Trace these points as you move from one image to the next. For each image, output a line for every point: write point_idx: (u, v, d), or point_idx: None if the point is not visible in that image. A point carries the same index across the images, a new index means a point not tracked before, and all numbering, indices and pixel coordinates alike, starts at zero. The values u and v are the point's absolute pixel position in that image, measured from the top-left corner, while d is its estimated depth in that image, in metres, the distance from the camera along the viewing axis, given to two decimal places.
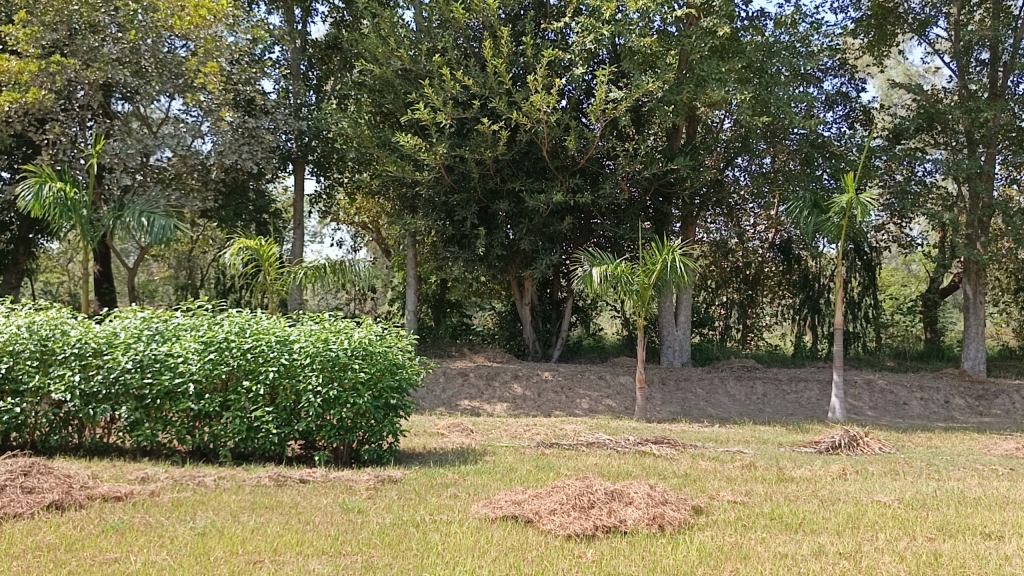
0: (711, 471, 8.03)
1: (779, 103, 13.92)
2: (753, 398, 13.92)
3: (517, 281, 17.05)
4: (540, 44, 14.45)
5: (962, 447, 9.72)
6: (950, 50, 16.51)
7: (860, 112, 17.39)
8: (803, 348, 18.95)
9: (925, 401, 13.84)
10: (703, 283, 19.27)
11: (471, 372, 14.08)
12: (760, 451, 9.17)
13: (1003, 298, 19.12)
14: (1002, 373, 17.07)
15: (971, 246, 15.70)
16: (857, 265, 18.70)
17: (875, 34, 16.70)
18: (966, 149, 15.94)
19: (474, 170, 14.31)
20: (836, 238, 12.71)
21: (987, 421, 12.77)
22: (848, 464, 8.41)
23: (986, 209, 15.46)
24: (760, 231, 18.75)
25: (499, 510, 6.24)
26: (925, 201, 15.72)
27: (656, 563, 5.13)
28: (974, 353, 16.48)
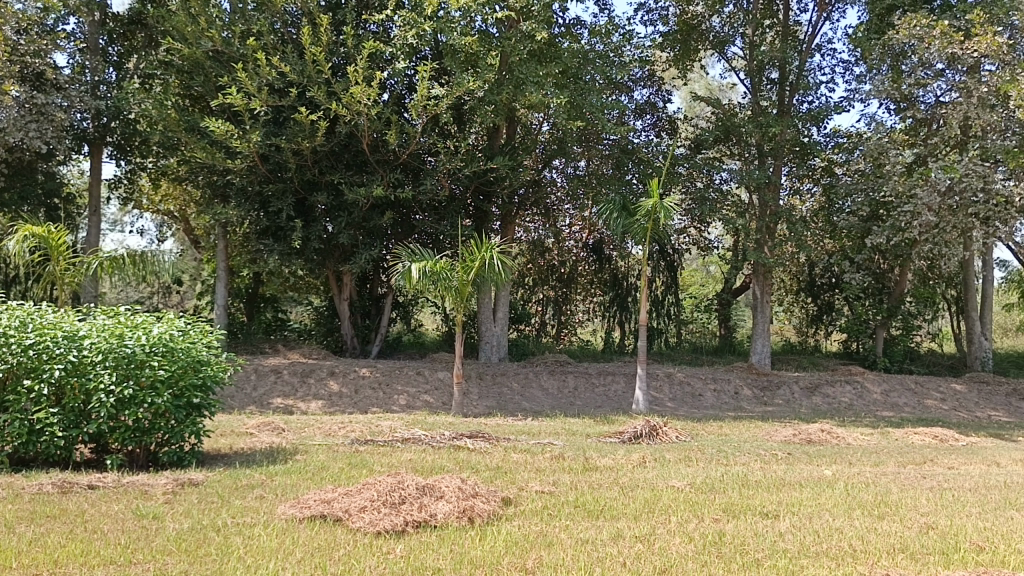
0: (522, 462, 8.25)
1: (593, 108, 14.50)
2: (565, 391, 14.42)
3: (336, 275, 16.72)
4: (362, 36, 14.23)
5: (748, 435, 10.58)
6: (745, 68, 17.88)
7: (666, 121, 18.50)
8: (612, 343, 19.92)
9: (718, 392, 14.92)
10: (521, 281, 19.75)
11: (285, 369, 13.66)
12: (569, 442, 9.53)
13: (786, 298, 20.98)
14: (785, 366, 18.71)
15: (759, 249, 17.09)
16: (662, 266, 19.89)
17: (681, 48, 17.79)
18: (756, 160, 17.53)
19: (291, 160, 13.89)
20: (642, 240, 13.42)
21: (770, 410, 13.96)
22: (647, 452, 8.92)
23: (773, 216, 16.87)
24: (575, 231, 19.50)
25: (307, 510, 6.09)
26: (722, 207, 16.95)
27: (463, 556, 5.20)
28: (761, 348, 17.90)
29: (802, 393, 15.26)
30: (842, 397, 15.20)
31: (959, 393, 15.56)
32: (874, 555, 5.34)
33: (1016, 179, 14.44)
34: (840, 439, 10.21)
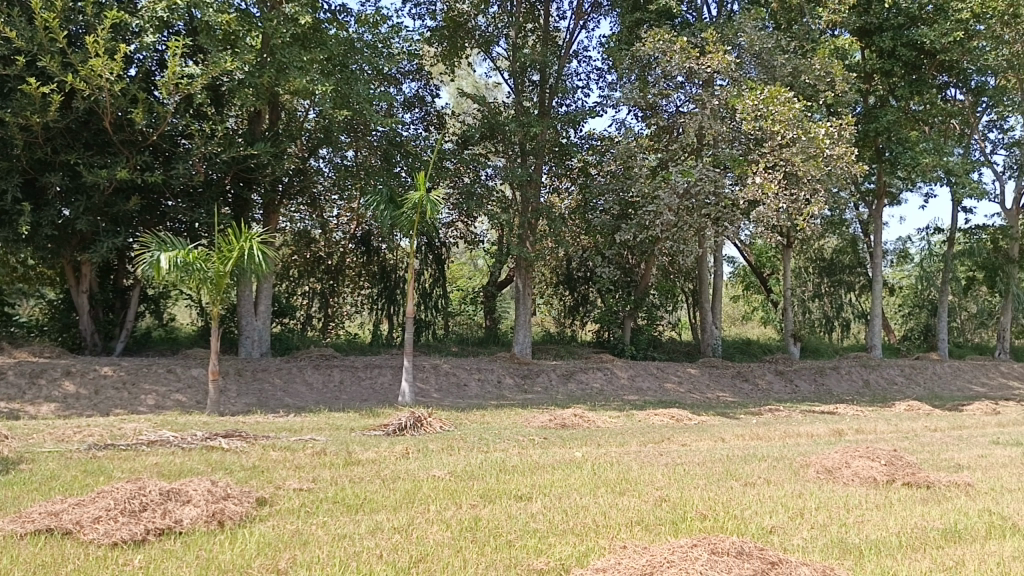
0: (280, 460, 7.96)
1: (359, 98, 14.34)
2: (330, 385, 14.15)
3: (72, 265, 15.36)
4: (104, 4, 13.01)
5: (508, 422, 10.98)
6: (508, 68, 18.49)
7: (434, 116, 18.72)
8: (381, 336, 19.60)
9: (482, 381, 15.35)
10: (285, 273, 19.14)
11: (10, 370, 12.23)
12: (331, 437, 9.35)
13: (547, 291, 22.01)
14: (545, 354, 19.62)
15: (522, 244, 17.77)
16: (430, 258, 20.28)
17: (448, 44, 18.07)
18: (518, 158, 18.12)
19: (18, 137, 12.42)
20: (409, 232, 13.46)
21: (530, 398, 14.58)
22: (410, 443, 8.98)
23: (534, 213, 17.63)
24: (343, 222, 19.24)
25: (29, 524, 5.47)
26: (488, 203, 17.45)
27: (210, 561, 4.94)
28: (524, 338, 18.58)
29: (559, 380, 16.07)
30: (594, 382, 16.20)
31: (694, 376, 17.17)
32: (613, 529, 5.75)
33: (741, 185, 16.13)
34: (591, 422, 10.90)
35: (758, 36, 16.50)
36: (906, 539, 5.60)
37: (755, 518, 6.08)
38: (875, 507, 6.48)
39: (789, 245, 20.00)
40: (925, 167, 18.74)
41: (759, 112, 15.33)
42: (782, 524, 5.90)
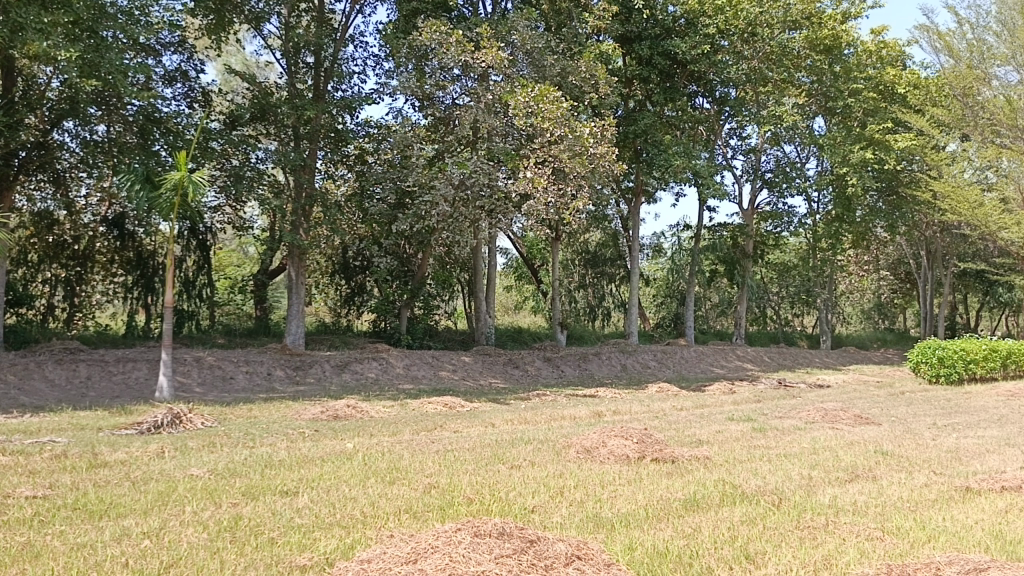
0: (10, 466, 7.13)
1: (112, 68, 13.22)
2: (75, 381, 12.90)
3: None
4: None
5: (276, 415, 10.59)
6: (281, 48, 17.82)
7: (198, 93, 17.50)
8: (136, 327, 18.21)
9: (250, 373, 14.70)
10: (21, 257, 17.27)
11: None
12: (75, 438, 8.53)
13: (321, 280, 21.53)
14: (318, 345, 19.14)
15: (295, 232, 17.26)
16: (193, 244, 19.26)
17: (214, 17, 16.92)
18: (292, 142, 17.41)
19: None
20: (168, 215, 12.59)
21: (301, 390, 14.17)
22: (167, 442, 8.40)
23: (308, 199, 17.17)
24: (92, 203, 17.76)
25: None
26: (258, 187, 16.81)
27: None
28: (296, 329, 17.97)
29: (333, 371, 15.72)
30: (369, 372, 16.02)
31: (467, 364, 17.54)
32: (380, 519, 5.72)
33: (514, 178, 16.68)
34: (363, 413, 10.80)
35: (529, 35, 17.12)
36: (652, 510, 6.08)
37: (518, 499, 6.32)
38: (627, 483, 6.97)
39: (558, 238, 20.96)
40: (676, 168, 20.47)
41: (530, 109, 16.03)
42: (543, 503, 6.18)
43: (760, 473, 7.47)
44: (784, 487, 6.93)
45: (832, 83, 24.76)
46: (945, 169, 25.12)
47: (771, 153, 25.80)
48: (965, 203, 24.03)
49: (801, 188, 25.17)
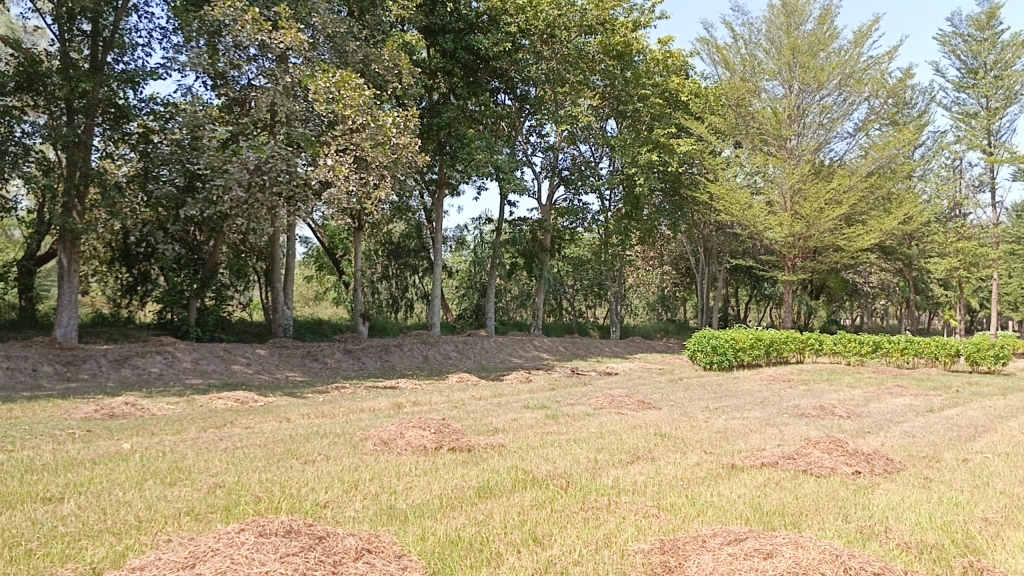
0: None
1: None
2: None
3: None
4: None
5: (42, 415, 9.62)
6: (52, 13, 16.21)
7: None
8: None
9: (11, 370, 13.23)
10: None
11: None
12: None
13: (99, 268, 19.91)
14: (94, 338, 17.60)
15: (67, 215, 15.91)
16: None
17: None
18: (64, 116, 16.02)
19: None
20: None
21: (73, 387, 12.97)
22: None
23: (83, 179, 15.77)
24: None
25: None
26: (23, 164, 15.38)
27: None
28: (67, 321, 16.39)
29: (110, 366, 14.52)
30: (153, 367, 14.96)
31: (262, 357, 16.86)
32: (158, 523, 5.36)
33: (313, 165, 16.24)
34: (144, 411, 10.09)
35: (331, 20, 16.66)
36: (446, 499, 6.14)
37: (310, 495, 6.16)
38: (423, 473, 6.99)
39: (360, 228, 20.64)
40: (478, 162, 20.76)
41: (330, 95, 15.66)
42: (335, 498, 6.06)
43: (551, 459, 7.76)
44: (572, 471, 7.25)
45: (623, 88, 25.84)
46: (721, 172, 27.31)
47: (567, 152, 26.91)
48: (736, 205, 26.61)
49: (594, 185, 26.40)
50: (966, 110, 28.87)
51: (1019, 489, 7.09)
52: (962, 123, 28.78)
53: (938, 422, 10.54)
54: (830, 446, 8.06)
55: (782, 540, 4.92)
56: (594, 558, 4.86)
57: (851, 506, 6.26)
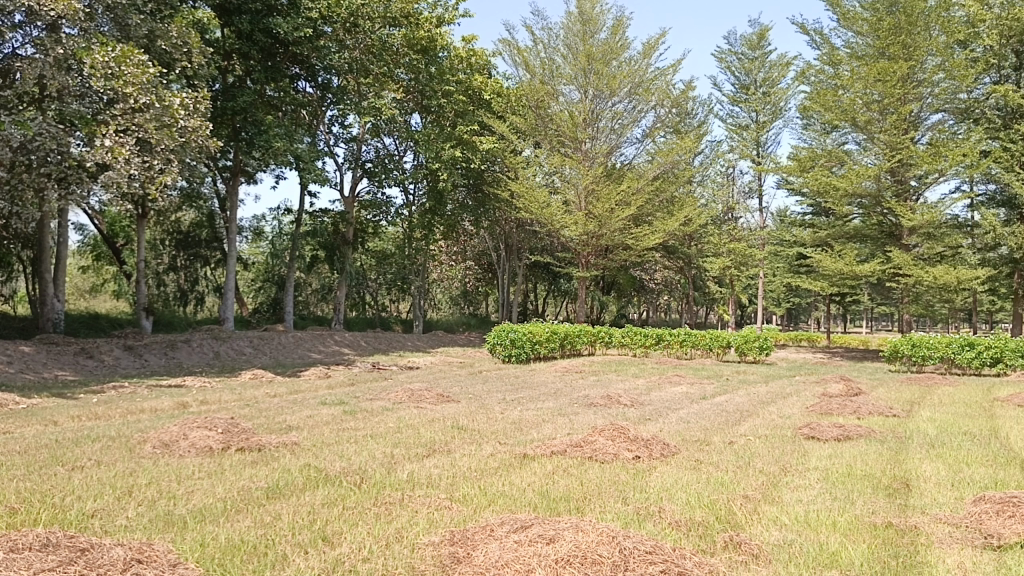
0: None
1: None
2: None
3: None
4: None
5: None
6: None
7: None
8: None
9: None
10: None
11: None
12: None
13: None
14: None
15: None
16: None
17: None
18: None
19: None
20: None
21: None
22: None
23: None
24: None
25: None
26: None
27: None
28: None
29: None
30: None
31: (27, 355, 15.27)
32: None
33: (89, 145, 14.91)
34: None
35: None
36: (231, 502, 5.88)
37: (76, 504, 5.66)
38: (207, 476, 6.64)
39: (144, 216, 19.31)
40: (277, 150, 19.85)
41: (110, 70, 14.42)
42: (105, 506, 5.62)
43: (346, 455, 7.65)
44: (367, 466, 7.19)
45: (428, 82, 26.13)
46: (521, 171, 28.08)
47: (371, 144, 26.72)
48: (535, 203, 27.35)
49: (398, 179, 26.23)
50: (739, 123, 31.49)
51: (773, 467, 7.88)
52: (736, 134, 31.35)
53: (710, 408, 11.50)
54: (613, 433, 8.56)
55: (564, 525, 5.14)
56: (383, 554, 4.84)
57: (630, 489, 6.67)
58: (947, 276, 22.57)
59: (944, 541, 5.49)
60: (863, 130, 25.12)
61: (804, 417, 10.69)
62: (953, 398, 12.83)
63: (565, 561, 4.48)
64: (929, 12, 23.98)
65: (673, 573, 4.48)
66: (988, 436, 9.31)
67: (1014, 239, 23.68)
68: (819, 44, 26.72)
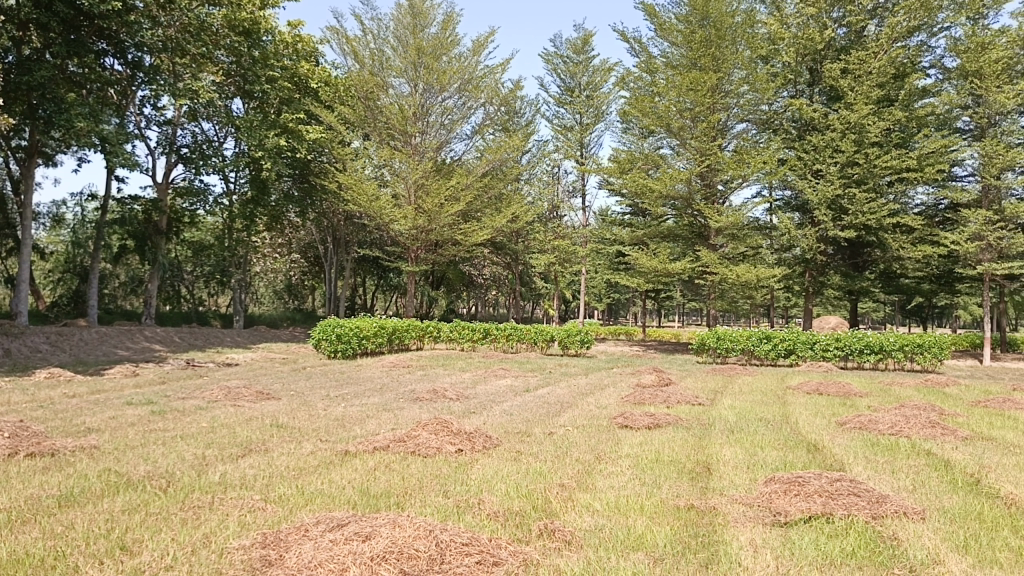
0: None
1: None
2: None
3: None
4: None
5: None
6: None
7: None
8: None
9: None
10: None
11: None
12: None
13: None
14: None
15: None
16: None
17: None
18: None
19: None
20: None
21: None
22: None
23: None
24: None
25: None
26: None
27: None
28: None
29: None
30: None
31: None
32: None
33: None
34: None
35: None
36: (16, 513, 5.37)
37: None
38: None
39: None
40: (80, 130, 18.34)
41: None
42: None
43: (152, 458, 7.20)
44: (175, 469, 6.81)
45: (250, 66, 24.99)
46: (349, 163, 27.57)
47: (188, 128, 25.60)
48: (364, 195, 26.66)
49: (217, 166, 24.99)
50: (564, 124, 32.47)
51: (589, 455, 8.23)
52: (561, 134, 32.30)
53: (532, 400, 11.82)
54: (437, 427, 8.62)
55: (381, 521, 5.10)
56: (188, 560, 4.60)
57: (452, 483, 6.72)
58: (749, 275, 24.42)
59: (738, 519, 5.93)
60: (676, 135, 26.66)
61: (620, 407, 11.24)
62: (751, 387, 13.94)
63: (380, 557, 4.44)
64: (736, 28, 25.82)
65: (487, 564, 4.57)
66: (779, 420, 10.19)
67: (805, 241, 25.98)
68: (638, 51, 28.03)
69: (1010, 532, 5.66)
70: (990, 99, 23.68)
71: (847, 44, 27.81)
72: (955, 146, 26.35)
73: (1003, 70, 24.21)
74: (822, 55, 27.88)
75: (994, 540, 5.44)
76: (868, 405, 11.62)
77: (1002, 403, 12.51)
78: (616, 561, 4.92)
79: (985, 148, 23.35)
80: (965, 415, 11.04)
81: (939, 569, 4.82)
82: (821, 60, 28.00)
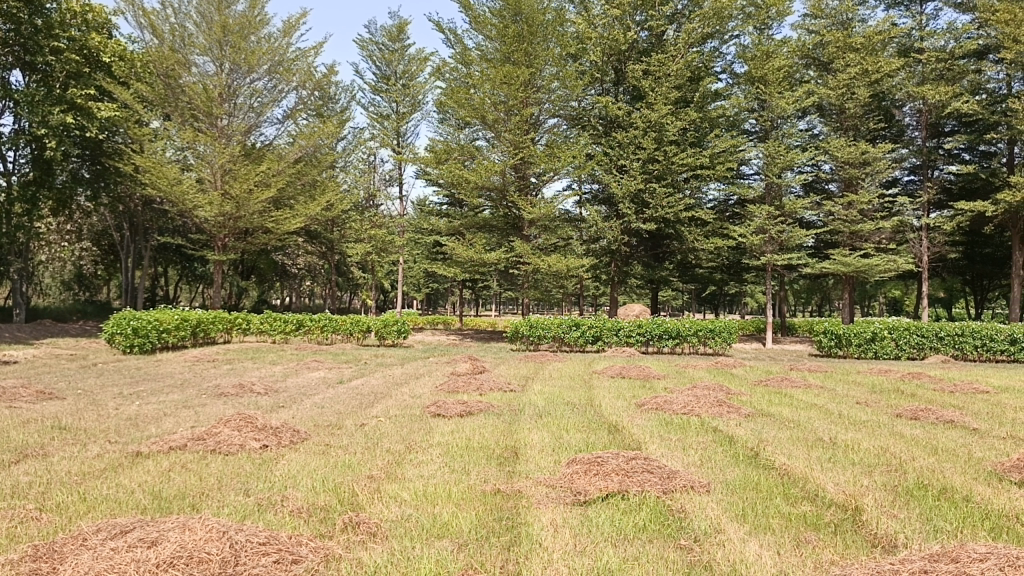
0: None
1: None
2: None
3: None
4: None
5: None
6: None
7: None
8: None
9: None
10: None
11: None
12: None
13: None
14: None
15: None
16: None
17: None
18: None
19: None
20: None
21: None
22: None
23: None
24: None
25: None
26: None
27: None
28: None
29: None
30: None
31: None
32: None
33: None
34: None
35: None
36: None
37: None
38: None
39: None
40: None
41: None
42: None
43: None
44: None
45: (31, 36, 23.00)
46: (148, 144, 25.76)
47: None
48: (164, 179, 24.96)
49: None
50: (380, 112, 32.01)
51: (399, 445, 8.21)
52: (377, 122, 31.84)
53: (344, 392, 11.63)
54: (240, 423, 8.28)
55: (170, 525, 4.83)
56: None
57: (254, 480, 6.48)
58: (559, 265, 25.26)
59: (542, 501, 6.13)
60: (491, 127, 27.12)
61: (433, 396, 11.30)
62: (559, 373, 14.47)
63: (167, 564, 4.20)
64: (547, 25, 26.66)
65: (285, 562, 4.44)
66: (584, 404, 10.63)
67: (612, 233, 27.25)
68: (452, 42, 28.16)
69: (782, 499, 6.24)
70: (772, 104, 25.90)
71: (648, 46, 29.39)
72: (743, 146, 28.62)
73: (784, 78, 26.57)
74: (626, 56, 29.38)
75: (768, 508, 5.96)
76: (665, 387, 12.40)
77: (780, 382, 13.77)
78: (420, 550, 4.94)
79: (768, 149, 25.53)
80: (749, 394, 12.03)
81: (721, 537, 5.21)
82: (625, 60, 29.45)
